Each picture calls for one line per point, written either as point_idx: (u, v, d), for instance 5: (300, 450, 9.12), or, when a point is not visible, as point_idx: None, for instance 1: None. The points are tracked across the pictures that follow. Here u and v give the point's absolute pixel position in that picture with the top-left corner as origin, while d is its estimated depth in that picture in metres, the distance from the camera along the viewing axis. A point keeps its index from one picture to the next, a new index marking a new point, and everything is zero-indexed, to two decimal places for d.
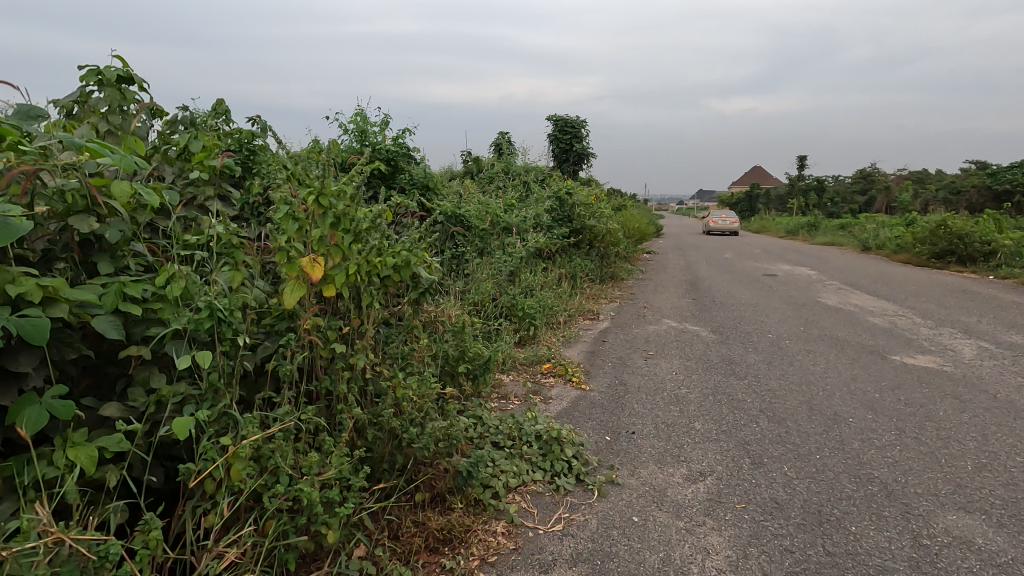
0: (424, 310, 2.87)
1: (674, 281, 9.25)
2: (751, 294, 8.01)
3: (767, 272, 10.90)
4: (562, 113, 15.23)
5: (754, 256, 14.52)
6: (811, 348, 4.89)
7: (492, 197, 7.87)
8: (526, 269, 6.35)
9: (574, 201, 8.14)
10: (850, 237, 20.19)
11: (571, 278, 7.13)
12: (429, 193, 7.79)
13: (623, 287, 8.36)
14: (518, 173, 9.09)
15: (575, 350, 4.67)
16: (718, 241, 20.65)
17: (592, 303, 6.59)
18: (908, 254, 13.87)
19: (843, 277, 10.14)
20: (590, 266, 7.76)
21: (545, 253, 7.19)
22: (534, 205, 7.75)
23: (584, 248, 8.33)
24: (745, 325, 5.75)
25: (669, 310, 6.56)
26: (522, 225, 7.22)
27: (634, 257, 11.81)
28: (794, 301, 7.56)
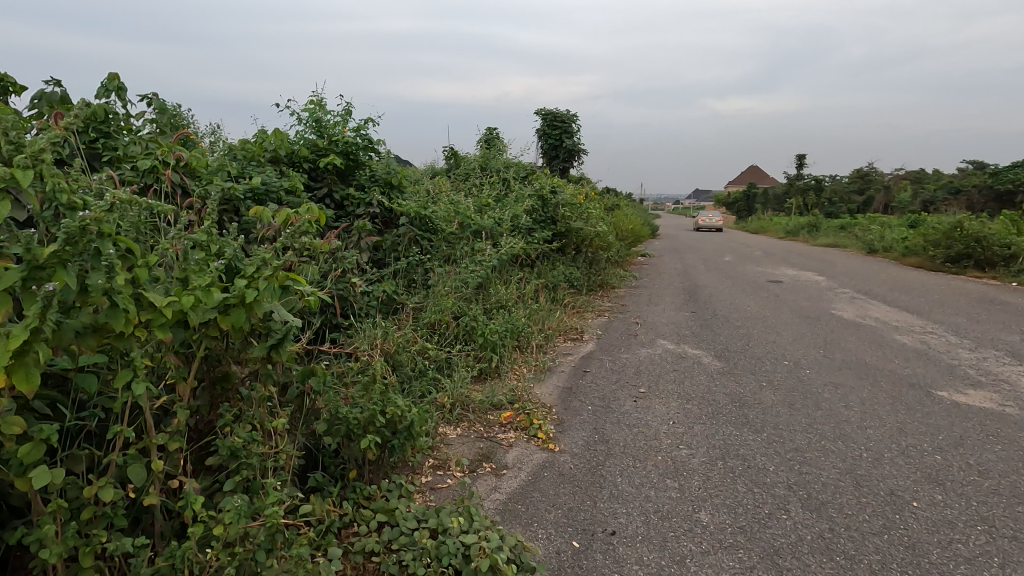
0: (306, 373, 2.12)
1: (671, 290, 8.36)
2: (757, 305, 7.12)
3: (771, 278, 10.01)
4: (552, 107, 14.31)
5: (755, 259, 13.65)
6: (836, 381, 4.01)
7: (465, 196, 6.95)
8: (499, 280, 5.42)
9: (558, 200, 7.23)
10: (854, 239, 19.35)
11: (553, 289, 6.21)
12: (393, 191, 6.89)
13: (614, 298, 7.46)
14: (497, 170, 8.17)
15: (548, 387, 3.78)
16: (715, 242, 19.80)
17: (575, 320, 5.68)
18: (920, 257, 13.00)
19: (855, 284, 9.28)
20: (576, 275, 6.85)
21: (523, 260, 6.27)
22: (512, 206, 6.83)
23: (570, 254, 7.40)
24: (754, 348, 4.86)
25: (664, 328, 5.66)
26: (497, 228, 6.30)
27: (627, 262, 10.94)
28: (806, 314, 6.68)
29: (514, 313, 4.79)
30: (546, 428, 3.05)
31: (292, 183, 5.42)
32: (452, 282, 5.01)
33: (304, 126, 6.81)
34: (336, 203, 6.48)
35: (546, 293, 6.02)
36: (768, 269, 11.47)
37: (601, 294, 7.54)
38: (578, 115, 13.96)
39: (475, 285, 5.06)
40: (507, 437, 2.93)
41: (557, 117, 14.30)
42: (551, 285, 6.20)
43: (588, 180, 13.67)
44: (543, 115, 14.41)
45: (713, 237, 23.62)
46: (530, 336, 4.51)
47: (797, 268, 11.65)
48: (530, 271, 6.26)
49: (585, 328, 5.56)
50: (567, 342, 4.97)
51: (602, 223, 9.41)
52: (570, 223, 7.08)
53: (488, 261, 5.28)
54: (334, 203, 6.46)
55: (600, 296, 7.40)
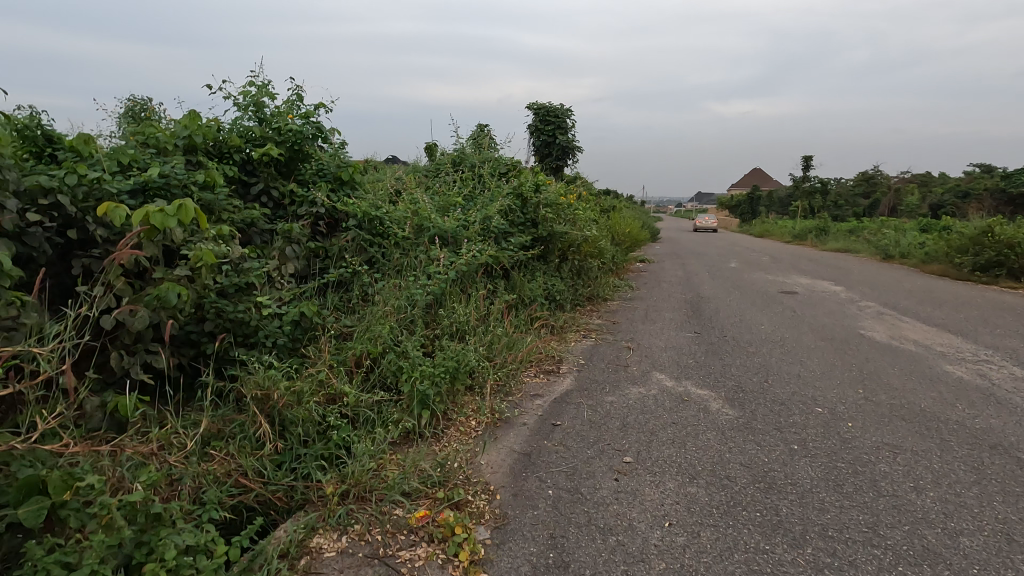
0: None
1: (671, 302, 7.32)
2: (771, 323, 6.06)
3: (784, 289, 8.94)
4: (544, 101, 13.31)
5: (762, 265, 12.62)
6: (891, 443, 2.96)
7: (428, 195, 5.92)
8: (459, 297, 4.38)
9: (539, 199, 6.18)
10: (866, 244, 18.28)
11: (529, 307, 5.15)
12: (344, 189, 5.89)
13: (605, 314, 6.40)
14: (473, 165, 7.14)
15: (499, 452, 2.76)
16: (719, 247, 18.73)
17: (552, 345, 4.63)
18: (944, 265, 11.93)
19: (880, 296, 8.22)
20: (558, 287, 5.80)
21: (491, 270, 5.24)
22: (483, 207, 5.80)
23: (554, 263, 6.34)
24: (774, 388, 3.83)
25: (662, 356, 4.61)
26: (463, 230, 5.23)
27: (622, 269, 9.91)
28: (829, 335, 5.62)
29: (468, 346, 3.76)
30: (477, 539, 2.04)
31: (209, 176, 4.45)
32: (392, 304, 4.00)
33: (241, 112, 5.81)
34: (274, 202, 5.49)
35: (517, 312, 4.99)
36: (778, 276, 10.41)
37: (589, 310, 6.48)
38: (572, 109, 12.96)
39: (426, 306, 4.02)
40: (412, 561, 1.93)
41: (550, 112, 13.29)
42: (523, 302, 5.15)
43: (582, 180, 12.65)
44: (535, 108, 13.41)
45: (716, 241, 22.54)
46: (486, 374, 3.48)
47: (810, 276, 10.58)
48: (501, 285, 5.23)
49: (564, 354, 4.51)
50: (538, 378, 3.93)
51: (594, 226, 8.38)
52: (554, 228, 6.02)
53: (446, 273, 4.25)
54: (272, 202, 5.46)
55: (587, 312, 6.34)
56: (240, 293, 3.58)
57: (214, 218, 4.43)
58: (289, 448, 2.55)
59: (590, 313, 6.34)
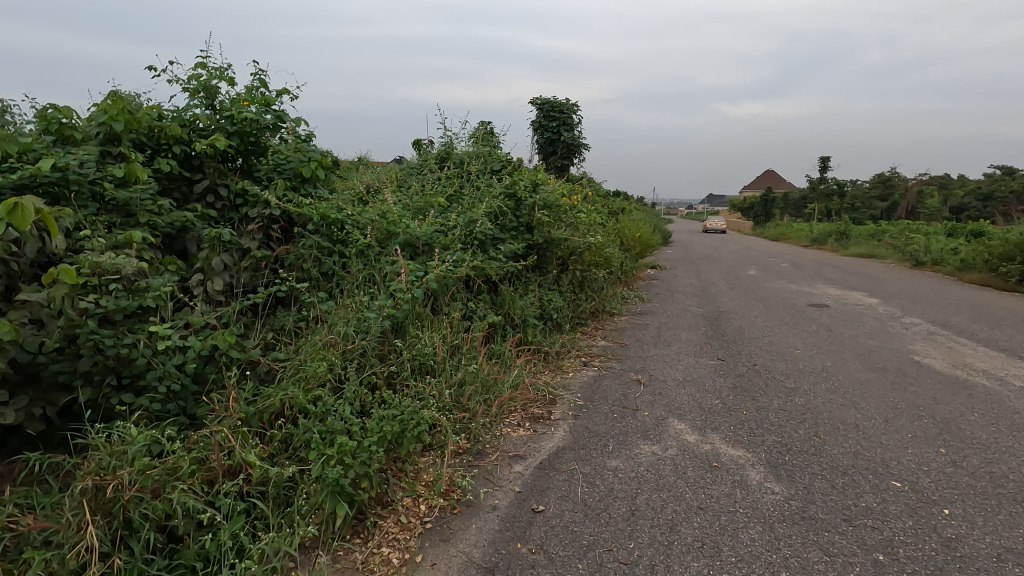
0: None
1: (688, 318, 6.43)
2: (807, 346, 5.16)
3: (813, 301, 7.99)
4: (549, 96, 12.46)
5: (784, 272, 11.66)
6: (1016, 550, 2.07)
7: (404, 194, 5.07)
8: (427, 318, 3.52)
9: (534, 201, 5.32)
10: (892, 249, 17.23)
11: (518, 330, 4.30)
12: (308, 186, 5.07)
13: (611, 334, 5.52)
14: (462, 161, 6.28)
15: (449, 569, 1.91)
16: (734, 251, 17.74)
17: (544, 380, 3.77)
18: (984, 274, 10.92)
19: (925, 311, 7.26)
20: (555, 303, 4.93)
21: (473, 284, 4.39)
22: (467, 210, 4.96)
23: (552, 274, 5.45)
24: (828, 446, 2.94)
25: (680, 394, 3.73)
26: (440, 234, 4.37)
27: (632, 277, 9.01)
28: (878, 363, 4.71)
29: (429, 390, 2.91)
30: None
31: (127, 170, 3.65)
32: (337, 333, 3.17)
33: (190, 97, 5.03)
34: (223, 202, 4.70)
35: (500, 336, 4.13)
36: (804, 286, 9.45)
37: (593, 329, 5.59)
38: (578, 104, 12.09)
39: (380, 333, 3.18)
40: None
41: (555, 107, 12.43)
42: (511, 323, 4.29)
43: (589, 180, 11.78)
44: (539, 102, 12.56)
45: (731, 244, 21.52)
46: (448, 432, 2.64)
47: (839, 286, 9.61)
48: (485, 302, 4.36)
49: (557, 391, 3.65)
50: (520, 428, 3.07)
51: (599, 230, 7.50)
52: (552, 233, 5.14)
53: (409, 291, 3.40)
54: (221, 202, 4.67)
55: (589, 332, 5.47)
56: (134, 320, 2.78)
57: (131, 221, 3.64)
58: (132, 566, 1.78)
59: (594, 333, 5.45)
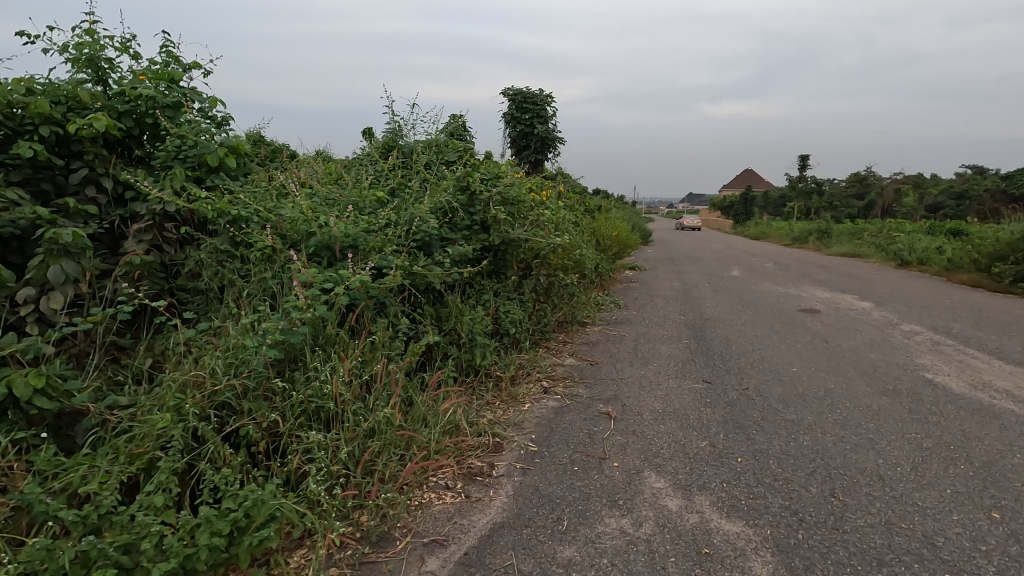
0: None
1: (669, 328, 5.72)
2: (804, 362, 4.49)
3: (803, 306, 7.36)
4: (521, 86, 11.71)
5: (768, 273, 11.09)
6: None
7: (334, 190, 4.29)
8: (334, 347, 2.79)
9: (490, 194, 4.56)
10: (876, 248, 16.85)
11: (462, 353, 3.54)
12: (219, 176, 4.24)
13: (580, 349, 4.77)
14: (412, 150, 5.48)
15: None
16: (716, 250, 17.18)
17: (488, 419, 3.02)
18: (974, 275, 10.49)
19: (924, 317, 6.69)
20: (513, 315, 4.18)
21: (406, 297, 3.63)
22: (408, 205, 4.18)
23: (513, 279, 4.68)
24: (851, 514, 2.24)
25: (658, 432, 3.00)
26: (367, 233, 3.58)
27: (607, 280, 8.31)
28: (887, 384, 4.06)
29: (312, 457, 2.18)
30: None
31: None
32: (203, 369, 2.37)
33: (73, 68, 4.14)
34: (108, 195, 3.84)
35: (438, 362, 3.38)
36: (791, 289, 8.85)
37: (559, 344, 4.83)
38: (552, 94, 11.36)
39: (261, 370, 2.40)
40: None
41: (528, 98, 11.68)
42: (449, 346, 3.55)
43: (564, 176, 11.06)
44: (511, 92, 11.79)
45: (712, 243, 20.99)
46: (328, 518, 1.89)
47: (827, 288, 9.05)
48: (419, 321, 3.64)
49: (503, 435, 2.90)
50: (446, 493, 2.32)
51: (571, 229, 6.76)
52: (511, 232, 4.39)
53: (309, 311, 2.62)
54: (103, 196, 3.81)
55: (554, 347, 4.72)
56: None
57: None
58: None
59: (559, 349, 4.70)
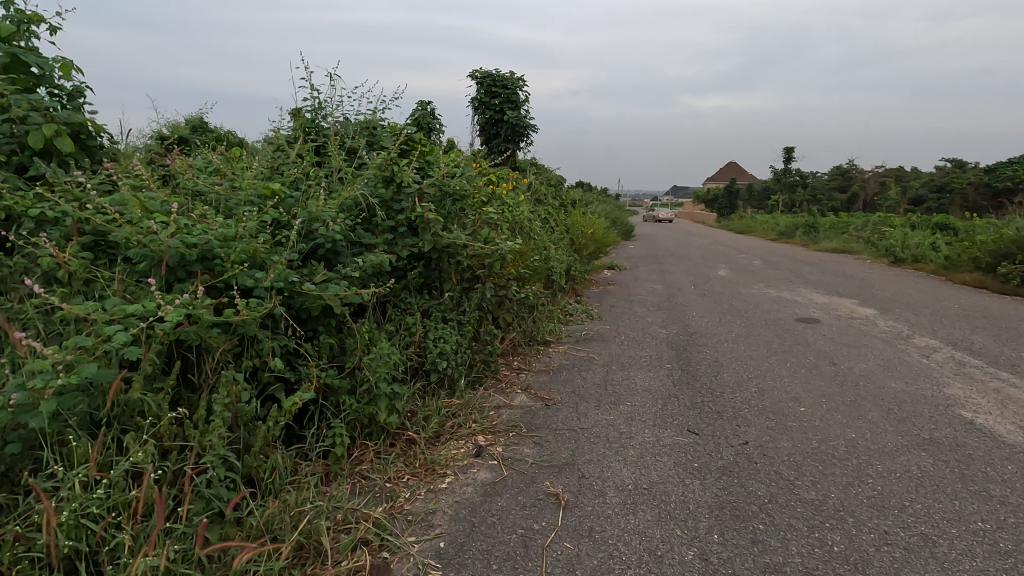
0: None
1: (649, 346, 4.80)
2: (813, 397, 3.60)
3: (800, 314, 6.51)
4: (490, 69, 10.74)
5: (757, 273, 10.27)
6: None
7: (212, 183, 3.30)
8: (129, 422, 1.85)
9: (421, 187, 3.61)
10: (866, 244, 16.17)
11: (361, 406, 2.59)
12: (56, 160, 3.19)
13: (537, 382, 3.84)
14: (337, 132, 4.46)
15: None
16: (700, 246, 16.37)
17: (376, 519, 2.09)
18: (977, 275, 9.77)
19: (938, 328, 5.86)
20: (445, 344, 3.23)
21: (287, 331, 2.69)
22: (307, 203, 3.20)
23: (452, 293, 3.71)
24: None
25: (625, 533, 2.08)
26: (230, 241, 2.60)
27: (581, 284, 7.39)
28: (920, 430, 3.19)
29: None
30: None
31: None
32: None
33: None
34: None
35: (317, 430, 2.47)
36: (784, 292, 8.03)
37: (509, 376, 3.89)
38: (524, 77, 10.39)
39: None
40: None
41: (498, 81, 10.72)
42: (343, 398, 2.61)
43: (536, 167, 10.11)
44: (479, 76, 10.80)
45: (696, 238, 20.22)
46: None
47: (823, 291, 8.23)
48: (304, 364, 2.70)
49: (394, 547, 1.97)
50: None
51: (535, 228, 5.82)
52: (445, 236, 3.43)
53: (66, 377, 1.64)
54: None
55: (503, 381, 3.79)
56: None
57: None
58: None
59: (510, 383, 3.76)
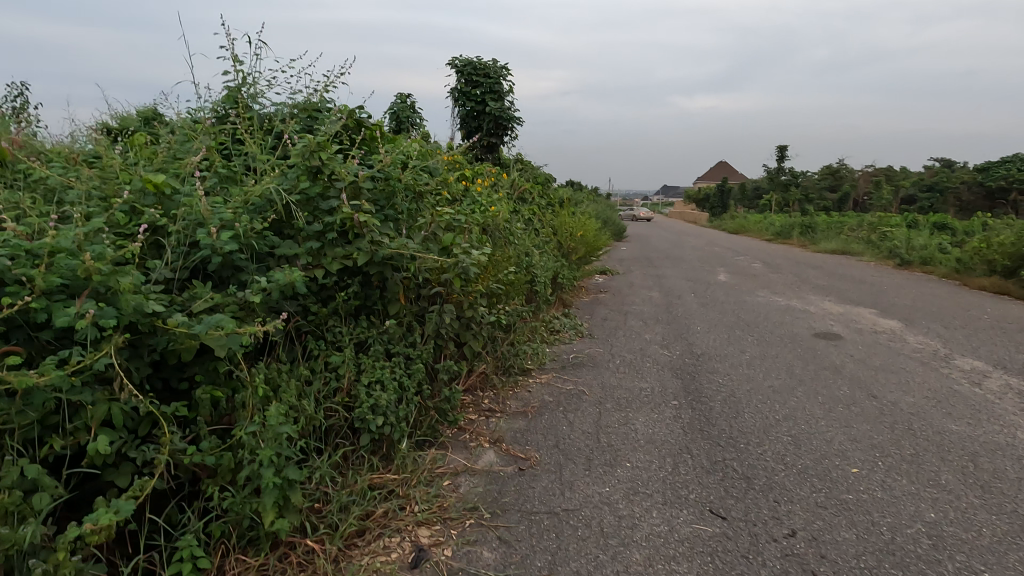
0: None
1: (649, 373, 4.01)
2: (864, 454, 2.81)
3: (815, 328, 5.76)
4: (471, 56, 9.89)
5: (759, 277, 9.53)
6: None
7: (69, 175, 2.45)
8: None
9: (357, 182, 2.77)
10: (866, 244, 15.52)
11: (240, 499, 1.75)
12: None
13: (511, 431, 3.01)
14: (266, 115, 3.61)
15: None
16: (693, 247, 15.65)
17: None
18: (994, 279, 9.09)
19: (977, 346, 5.13)
20: (381, 395, 2.39)
21: (137, 387, 1.85)
22: (194, 202, 2.37)
23: (400, 319, 2.88)
24: None
25: None
26: (47, 260, 1.78)
27: (569, 293, 6.59)
28: (1015, 503, 2.41)
29: None
30: None
31: None
32: None
33: None
34: None
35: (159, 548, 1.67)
36: (793, 301, 7.29)
37: (475, 424, 3.06)
38: (507, 65, 9.56)
39: None
40: None
41: (479, 69, 9.89)
42: (214, 488, 1.78)
43: (521, 163, 9.28)
44: (459, 64, 9.95)
45: (688, 239, 19.52)
46: None
47: (834, 299, 7.50)
48: (159, 434, 1.86)
49: None
50: None
51: (514, 231, 5.00)
52: (387, 248, 2.63)
53: None
54: None
55: (467, 430, 2.96)
56: None
57: None
58: None
59: (476, 434, 2.92)
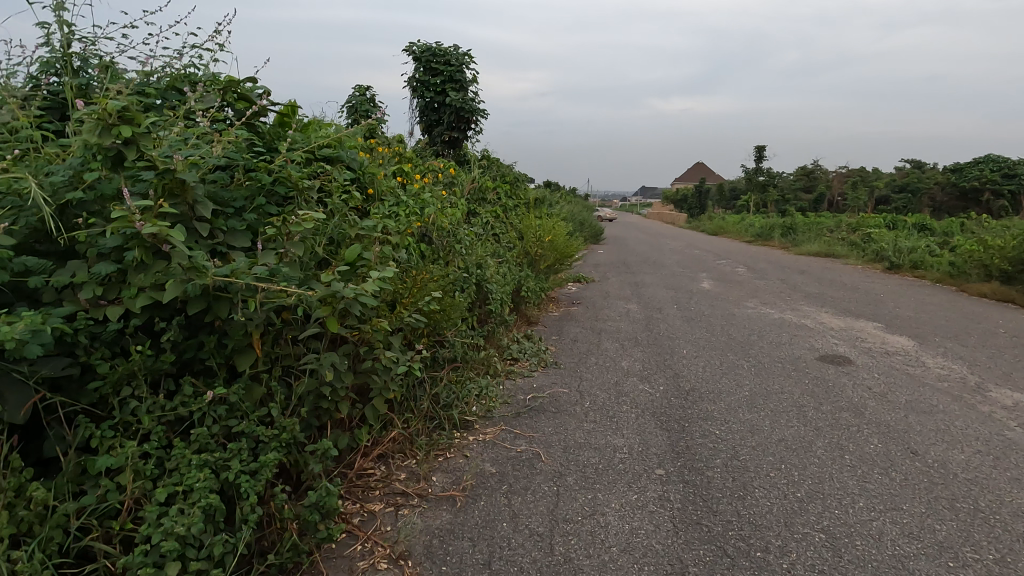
0: None
1: (626, 422, 3.12)
2: (933, 566, 1.95)
3: (818, 348, 4.96)
4: (430, 41, 8.93)
5: (745, 284, 8.76)
6: None
7: None
8: None
9: (183, 177, 1.82)
10: (850, 246, 14.96)
11: None
12: None
13: (425, 534, 2.09)
14: (102, 82, 2.63)
15: None
16: (673, 250, 14.88)
17: None
18: (993, 284, 8.46)
19: (1009, 371, 4.36)
20: (178, 524, 1.45)
21: None
22: None
23: (255, 378, 1.94)
24: None
25: None
26: None
27: (535, 308, 5.70)
28: None
29: None
30: None
31: None
32: None
33: None
34: None
35: None
36: (786, 313, 6.50)
37: (373, 525, 2.12)
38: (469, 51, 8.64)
39: None
40: None
41: (439, 56, 8.91)
42: None
43: (485, 160, 8.36)
44: (416, 50, 8.98)
45: (666, 241, 18.80)
46: None
47: (831, 310, 6.73)
48: None
49: None
50: None
51: (464, 238, 4.07)
52: (209, 274, 1.65)
53: None
54: None
55: (358, 539, 2.02)
56: None
57: None
58: None
59: (370, 547, 1.98)
